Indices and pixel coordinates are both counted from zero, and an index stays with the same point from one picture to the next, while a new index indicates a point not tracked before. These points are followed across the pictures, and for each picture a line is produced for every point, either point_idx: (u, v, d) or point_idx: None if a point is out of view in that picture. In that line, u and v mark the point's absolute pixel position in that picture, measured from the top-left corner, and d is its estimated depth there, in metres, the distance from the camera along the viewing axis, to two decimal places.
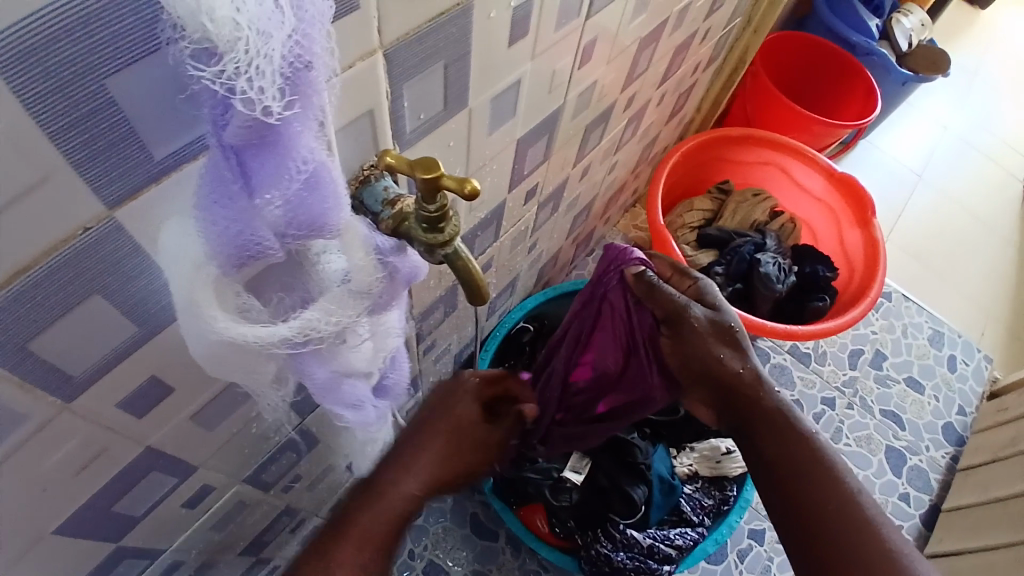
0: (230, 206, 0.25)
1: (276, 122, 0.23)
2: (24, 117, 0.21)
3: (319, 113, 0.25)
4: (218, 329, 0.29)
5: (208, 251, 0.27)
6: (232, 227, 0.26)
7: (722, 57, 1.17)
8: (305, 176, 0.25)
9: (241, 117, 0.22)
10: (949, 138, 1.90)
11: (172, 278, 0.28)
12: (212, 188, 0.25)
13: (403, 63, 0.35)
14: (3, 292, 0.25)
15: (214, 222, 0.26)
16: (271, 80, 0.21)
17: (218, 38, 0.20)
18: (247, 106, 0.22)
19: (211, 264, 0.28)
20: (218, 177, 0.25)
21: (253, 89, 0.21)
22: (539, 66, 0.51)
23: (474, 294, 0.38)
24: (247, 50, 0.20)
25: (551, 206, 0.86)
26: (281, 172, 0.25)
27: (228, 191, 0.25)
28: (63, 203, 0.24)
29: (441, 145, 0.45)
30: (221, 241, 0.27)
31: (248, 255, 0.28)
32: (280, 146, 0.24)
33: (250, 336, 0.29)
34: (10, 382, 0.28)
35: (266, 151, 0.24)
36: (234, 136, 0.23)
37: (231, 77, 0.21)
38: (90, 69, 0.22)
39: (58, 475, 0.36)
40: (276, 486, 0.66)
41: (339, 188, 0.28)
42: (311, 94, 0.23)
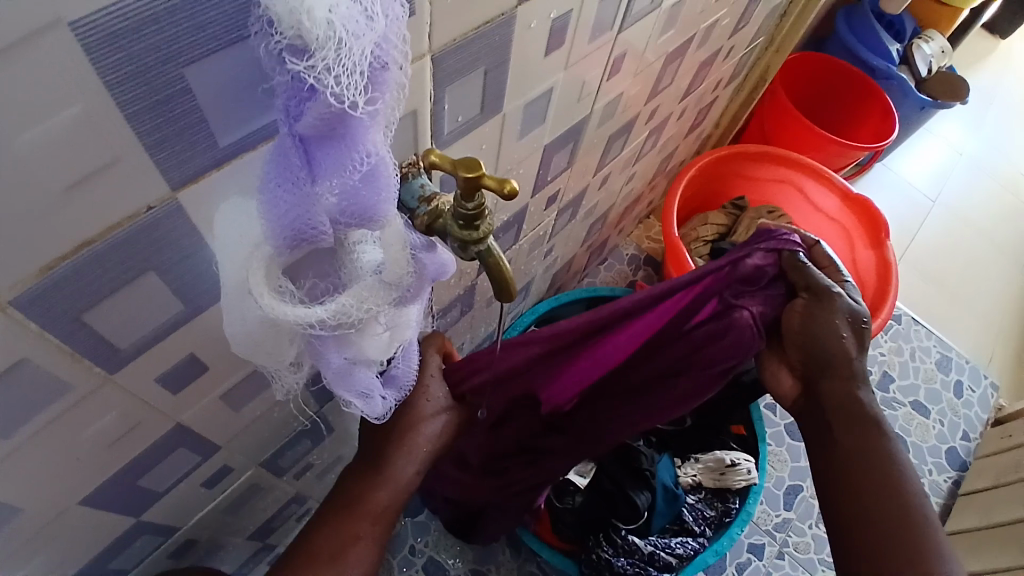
0: (293, 190, 0.27)
1: (352, 115, 0.24)
2: (105, 96, 0.23)
3: (389, 109, 0.26)
4: (261, 304, 0.30)
5: (265, 235, 0.29)
6: (291, 211, 0.27)
7: (743, 75, 1.18)
8: (368, 168, 0.27)
9: (319, 108, 0.23)
10: (964, 165, 1.91)
11: (224, 259, 0.29)
12: (276, 173, 0.26)
13: (447, 67, 0.37)
14: (68, 263, 0.27)
15: (275, 204, 0.27)
16: (354, 78, 0.23)
17: (313, 35, 0.21)
18: (328, 99, 0.23)
19: (266, 244, 0.29)
20: (285, 163, 0.26)
21: (337, 84, 0.22)
22: (570, 76, 0.52)
23: (502, 291, 0.39)
24: (337, 48, 0.22)
25: (569, 213, 0.87)
26: (346, 163, 0.26)
27: (293, 176, 0.26)
28: (131, 184, 0.26)
29: (473, 147, 0.47)
30: (278, 222, 0.28)
31: (302, 238, 0.29)
32: (348, 138, 0.25)
33: (290, 314, 0.30)
34: (63, 350, 0.30)
35: (335, 141, 0.25)
36: (307, 126, 0.24)
37: (319, 72, 0.22)
38: (176, 58, 0.23)
39: (94, 444, 0.37)
40: (289, 472, 0.67)
41: (393, 185, 0.28)
42: (383, 92, 0.25)
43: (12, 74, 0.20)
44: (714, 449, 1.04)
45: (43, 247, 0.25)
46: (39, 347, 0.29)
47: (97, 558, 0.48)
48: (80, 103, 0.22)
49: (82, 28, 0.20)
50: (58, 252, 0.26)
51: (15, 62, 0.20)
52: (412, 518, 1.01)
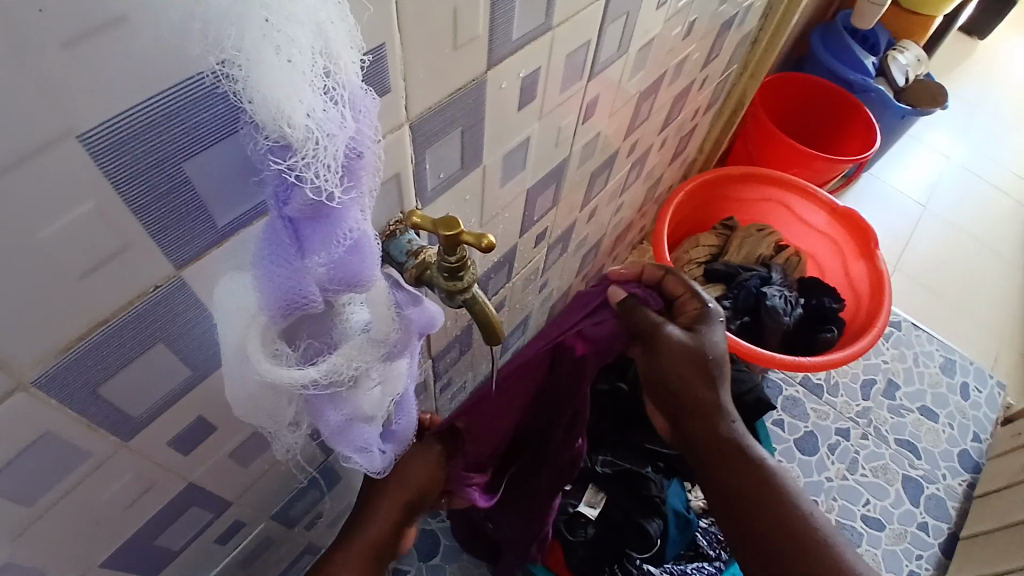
0: (285, 267, 0.29)
1: (335, 202, 0.27)
2: (112, 193, 0.25)
3: (368, 189, 0.29)
4: (260, 370, 0.31)
5: (260, 306, 0.31)
6: (284, 286, 0.30)
7: (721, 101, 1.22)
8: (351, 242, 0.29)
9: (303, 196, 0.26)
10: (953, 169, 1.94)
11: (224, 329, 0.32)
12: (267, 251, 0.29)
13: (425, 131, 0.40)
14: (85, 341, 0.29)
15: (269, 280, 0.29)
16: (332, 170, 0.25)
17: (293, 138, 0.24)
18: (310, 188, 0.26)
19: (261, 315, 0.31)
20: (276, 242, 0.28)
21: (317, 176, 0.25)
22: (546, 125, 0.56)
23: (489, 335, 0.42)
24: (315, 146, 0.24)
25: (560, 247, 0.90)
26: (333, 240, 0.28)
27: (285, 253, 0.29)
28: (138, 267, 0.28)
29: (459, 199, 0.50)
30: (274, 296, 0.30)
31: (297, 307, 0.31)
32: (332, 219, 0.28)
33: (287, 377, 0.32)
34: (82, 422, 0.32)
35: (321, 222, 0.28)
36: (294, 210, 0.27)
37: (301, 167, 0.25)
38: (174, 155, 0.26)
39: (112, 507, 0.39)
40: (300, 522, 0.68)
41: (375, 252, 0.31)
42: (360, 178, 0.28)
43: (33, 182, 0.23)
44: None
45: (63, 330, 0.28)
46: (59, 421, 0.31)
47: None
48: (90, 200, 0.25)
49: (89, 139, 0.23)
50: (75, 332, 0.28)
51: (35, 171, 0.22)
52: (426, 561, 1.01)
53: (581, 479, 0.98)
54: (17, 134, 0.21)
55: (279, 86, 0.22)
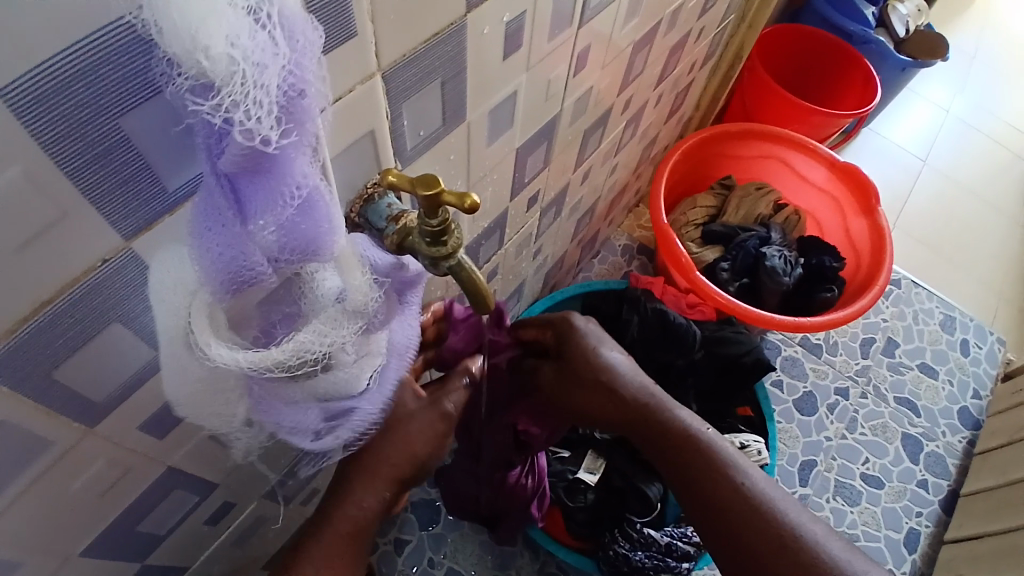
0: (224, 231, 0.26)
1: (272, 151, 0.24)
2: (44, 155, 0.22)
3: (314, 137, 0.26)
4: (209, 354, 0.28)
5: (200, 279, 0.28)
6: (226, 252, 0.27)
7: (718, 54, 1.17)
8: (301, 200, 0.27)
9: (234, 148, 0.23)
10: (950, 123, 1.89)
11: (162, 310, 0.28)
12: (205, 215, 0.26)
13: (400, 84, 0.36)
14: (29, 324, 0.26)
15: (209, 247, 0.27)
16: (267, 110, 0.22)
17: (213, 74, 0.21)
18: (241, 136, 0.22)
19: (204, 289, 0.28)
20: (212, 204, 0.26)
21: (249, 119, 0.22)
22: (534, 77, 0.52)
23: (478, 302, 0.39)
24: (243, 82, 0.21)
25: (553, 211, 0.87)
26: (276, 198, 0.26)
27: (223, 216, 0.26)
28: (81, 238, 0.26)
29: (441, 160, 0.46)
30: (218, 266, 0.28)
31: (244, 281, 0.29)
32: (272, 174, 0.25)
33: (242, 362, 0.29)
34: (38, 410, 0.30)
35: (261, 178, 0.25)
36: (229, 164, 0.24)
37: (227, 111, 0.22)
38: (110, 111, 0.23)
39: (86, 496, 0.37)
40: (295, 498, 0.67)
41: (331, 212, 0.29)
42: (304, 120, 0.24)
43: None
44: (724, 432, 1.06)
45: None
46: (11, 410, 0.28)
47: None
48: (18, 164, 0.22)
49: (8, 95, 0.20)
50: (18, 314, 0.25)
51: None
52: (427, 530, 1.00)
53: (580, 446, 0.99)
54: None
55: (190, 11, 0.20)
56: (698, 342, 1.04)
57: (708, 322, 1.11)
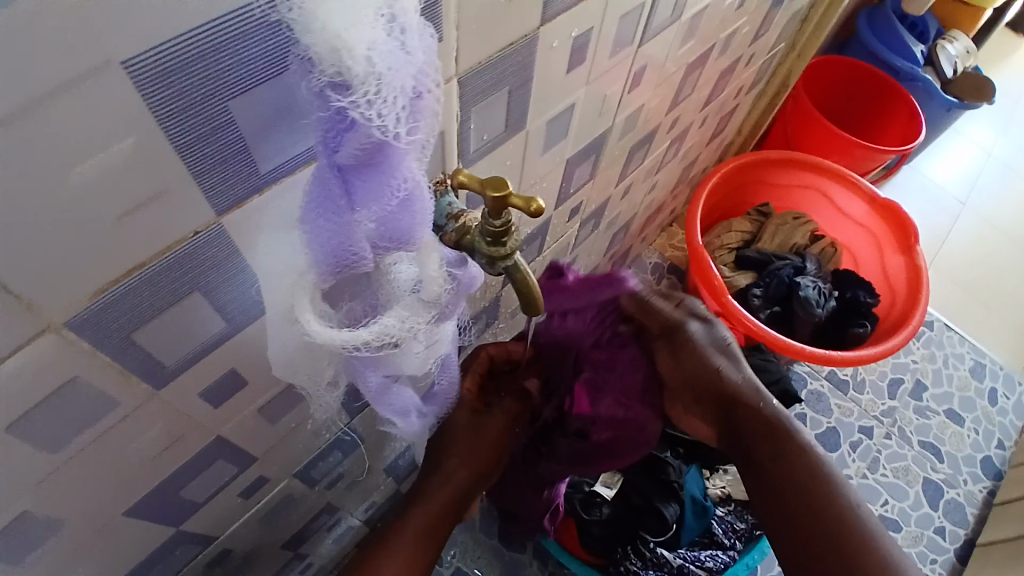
0: (334, 218, 0.28)
1: (391, 145, 0.26)
2: (158, 130, 0.24)
3: (424, 137, 0.28)
4: (309, 331, 0.32)
5: (309, 261, 0.31)
6: (332, 239, 0.29)
7: (765, 81, 1.18)
8: (403, 195, 0.29)
9: (359, 140, 0.25)
10: (993, 166, 1.86)
11: (272, 285, 0.32)
12: (318, 204, 0.28)
13: (472, 89, 0.38)
14: (120, 285, 0.28)
15: (319, 233, 0.29)
16: (395, 108, 0.24)
17: (354, 73, 0.22)
18: (368, 130, 0.25)
19: (310, 272, 0.32)
20: (326, 192, 0.28)
21: (379, 115, 0.24)
22: (591, 91, 0.53)
23: (528, 305, 0.40)
24: (377, 83, 0.23)
25: (592, 223, 0.88)
26: (384, 189, 0.28)
27: (334, 206, 0.28)
28: (178, 210, 0.27)
29: (499, 164, 0.48)
30: (322, 250, 0.30)
31: (343, 264, 0.31)
32: (385, 167, 0.27)
33: (334, 339, 0.33)
34: (113, 369, 0.32)
35: (373, 171, 0.27)
36: (348, 156, 0.26)
37: (362, 106, 0.24)
38: (221, 92, 0.25)
39: (141, 456, 0.39)
40: (320, 482, 0.68)
41: (426, 207, 0.30)
42: (420, 120, 0.27)
43: (62, 117, 0.21)
44: None
45: (96, 273, 0.27)
46: (89, 366, 0.30)
47: (139, 567, 0.50)
48: (131, 137, 0.23)
49: (133, 70, 0.22)
50: (112, 275, 0.27)
51: (64, 104, 0.21)
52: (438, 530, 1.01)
53: None
54: (47, 64, 0.20)
55: (341, 16, 0.22)
56: None
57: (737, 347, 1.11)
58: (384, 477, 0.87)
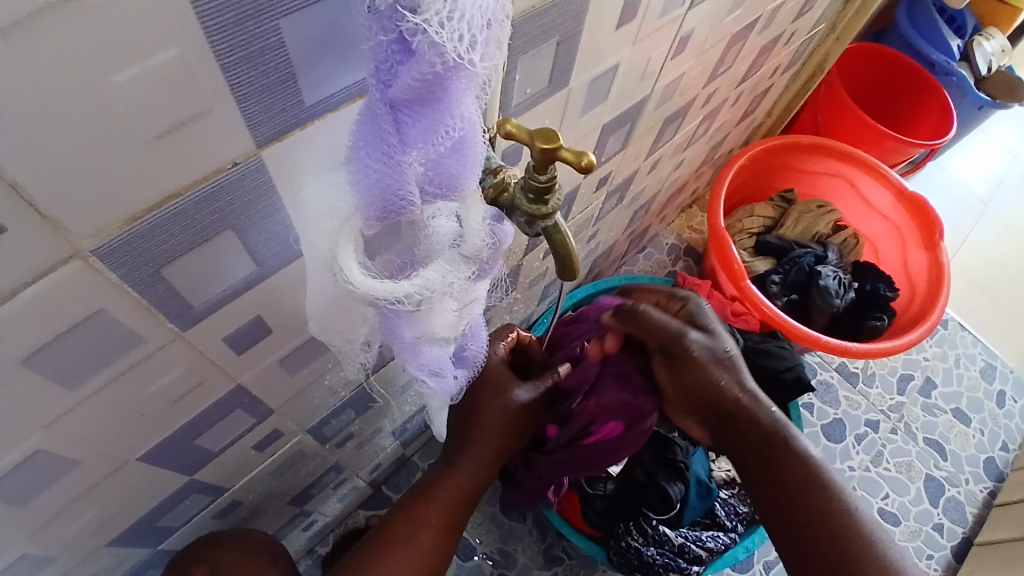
0: (383, 158, 0.27)
1: (454, 76, 0.25)
2: (203, 42, 0.23)
3: (485, 76, 0.26)
4: (352, 282, 0.30)
5: (355, 205, 0.29)
6: (379, 180, 0.28)
7: (801, 62, 1.14)
8: (457, 137, 0.27)
9: (421, 69, 0.24)
10: (1020, 167, 1.82)
11: (312, 231, 0.30)
12: (366, 140, 0.27)
13: (522, 36, 0.36)
14: (154, 214, 0.27)
15: (365, 174, 0.28)
16: (463, 35, 0.23)
17: None
18: (433, 57, 0.23)
19: (356, 216, 0.30)
20: (376, 129, 0.26)
21: (448, 41, 0.23)
22: (636, 54, 0.51)
23: (565, 268, 0.39)
24: (450, 3, 0.22)
25: (616, 198, 0.86)
26: (438, 129, 0.26)
27: (384, 144, 0.27)
28: (217, 136, 0.26)
29: (538, 122, 0.46)
30: (368, 193, 0.29)
31: (389, 208, 0.30)
32: (443, 103, 0.26)
33: (376, 290, 0.31)
34: (139, 303, 0.30)
35: (429, 108, 0.26)
36: (405, 87, 0.25)
37: (432, 28, 0.22)
38: (275, 8, 0.23)
39: (160, 399, 0.38)
40: (331, 441, 0.68)
41: (477, 155, 0.29)
42: (486, 54, 0.25)
43: (101, 18, 0.20)
44: None
45: (129, 198, 0.25)
46: (115, 298, 0.29)
47: (151, 512, 0.50)
48: (175, 47, 0.22)
49: None
50: (145, 202, 0.26)
51: (106, 0, 0.19)
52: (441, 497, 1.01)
53: None
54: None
55: None
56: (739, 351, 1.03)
57: (752, 333, 1.10)
58: (392, 440, 0.86)
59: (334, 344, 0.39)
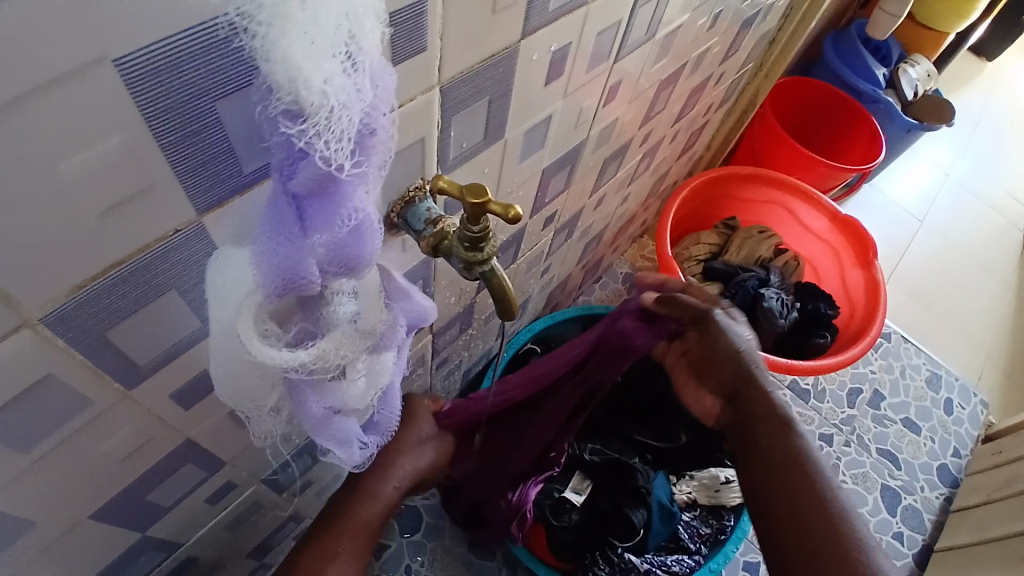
0: (286, 241, 0.29)
1: (341, 177, 0.27)
2: (145, 127, 0.24)
3: (373, 172, 0.29)
4: (251, 350, 0.31)
5: (256, 284, 0.30)
6: (282, 262, 0.29)
7: (733, 99, 1.22)
8: (354, 223, 0.30)
9: (310, 170, 0.26)
10: (949, 185, 1.96)
11: (215, 306, 0.31)
12: (269, 226, 0.29)
13: (454, 98, 0.39)
14: (101, 279, 0.28)
15: (266, 255, 0.29)
16: (344, 143, 0.26)
17: (308, 104, 0.24)
18: (319, 162, 0.26)
19: (257, 293, 0.30)
20: (278, 217, 0.28)
21: (330, 149, 0.25)
22: (568, 104, 0.55)
23: (505, 308, 0.41)
24: (329, 117, 0.24)
25: (565, 233, 0.90)
26: (334, 218, 0.29)
27: (286, 229, 0.29)
28: (162, 205, 0.28)
29: (476, 172, 0.49)
30: (272, 274, 0.30)
31: (293, 288, 0.31)
32: (337, 197, 0.28)
33: (278, 358, 0.32)
34: (87, 367, 0.31)
35: (324, 200, 0.28)
36: (299, 184, 0.27)
37: (315, 139, 0.25)
38: (207, 95, 0.25)
39: (109, 459, 0.38)
40: (289, 489, 0.68)
41: (376, 238, 0.32)
42: (370, 155, 0.28)
43: (43, 110, 0.21)
44: (710, 465, 1.04)
45: (75, 267, 0.26)
46: (64, 363, 0.30)
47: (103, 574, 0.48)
48: (119, 133, 0.24)
49: (122, 64, 0.22)
50: (95, 269, 0.27)
51: (52, 101, 0.21)
52: (407, 538, 1.00)
53: (570, 466, 0.99)
54: (33, 56, 0.20)
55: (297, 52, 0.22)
56: None
57: None
58: None
59: (243, 411, 0.37)
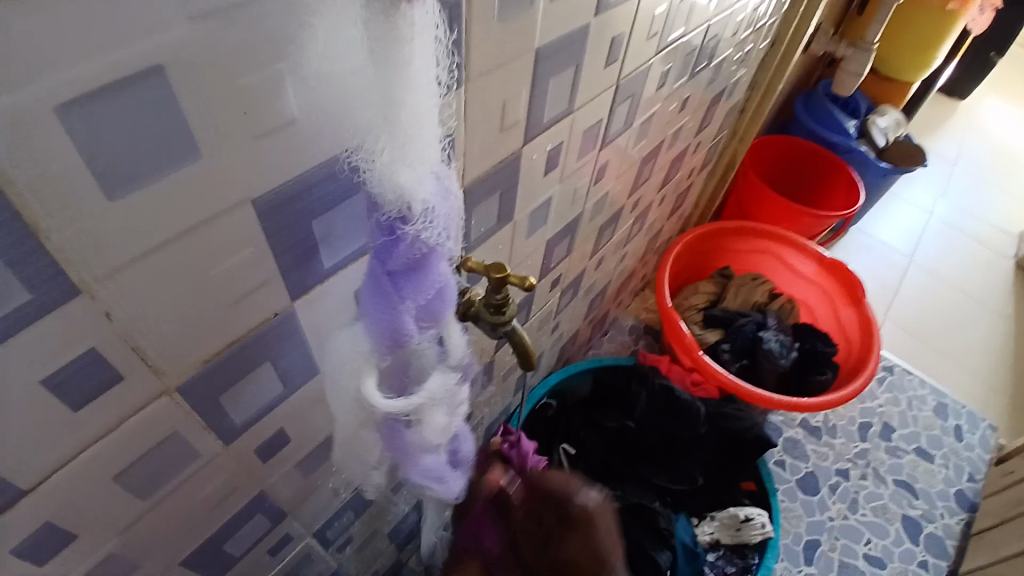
0: (387, 310, 0.37)
1: (434, 251, 0.36)
2: (266, 243, 0.34)
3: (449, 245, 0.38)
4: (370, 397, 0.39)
5: (369, 347, 0.38)
6: (387, 326, 0.37)
7: (714, 161, 1.34)
8: (438, 287, 0.38)
9: (413, 247, 0.35)
10: (934, 223, 2.06)
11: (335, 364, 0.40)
12: (375, 300, 0.36)
13: (474, 194, 0.49)
14: (222, 354, 0.37)
15: (376, 323, 0.37)
16: (435, 223, 0.35)
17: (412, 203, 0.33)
18: (420, 240, 0.35)
19: (370, 353, 0.38)
20: (381, 292, 0.36)
21: (428, 229, 0.34)
22: (565, 187, 0.66)
23: (525, 360, 0.50)
24: (426, 208, 0.34)
25: (570, 293, 0.99)
26: (425, 285, 0.37)
27: (388, 301, 0.36)
28: (270, 296, 0.37)
29: (493, 250, 0.59)
30: (379, 337, 0.38)
31: (394, 347, 0.39)
32: (428, 267, 0.37)
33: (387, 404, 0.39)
34: (201, 425, 0.40)
35: (418, 272, 0.36)
36: (399, 263, 0.35)
37: (418, 224, 0.34)
38: (310, 214, 0.35)
39: (202, 507, 0.46)
40: (334, 543, 0.74)
41: (451, 295, 0.40)
42: (449, 232, 0.37)
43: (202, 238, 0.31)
44: (727, 505, 1.12)
45: (208, 346, 0.36)
46: (186, 422, 0.38)
47: None
48: (250, 248, 0.33)
49: (260, 203, 0.32)
50: (219, 346, 0.36)
51: (215, 227, 0.31)
52: None
53: None
54: (206, 203, 0.29)
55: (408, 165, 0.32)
56: (702, 417, 1.10)
57: (712, 400, 1.18)
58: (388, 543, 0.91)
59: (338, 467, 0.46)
